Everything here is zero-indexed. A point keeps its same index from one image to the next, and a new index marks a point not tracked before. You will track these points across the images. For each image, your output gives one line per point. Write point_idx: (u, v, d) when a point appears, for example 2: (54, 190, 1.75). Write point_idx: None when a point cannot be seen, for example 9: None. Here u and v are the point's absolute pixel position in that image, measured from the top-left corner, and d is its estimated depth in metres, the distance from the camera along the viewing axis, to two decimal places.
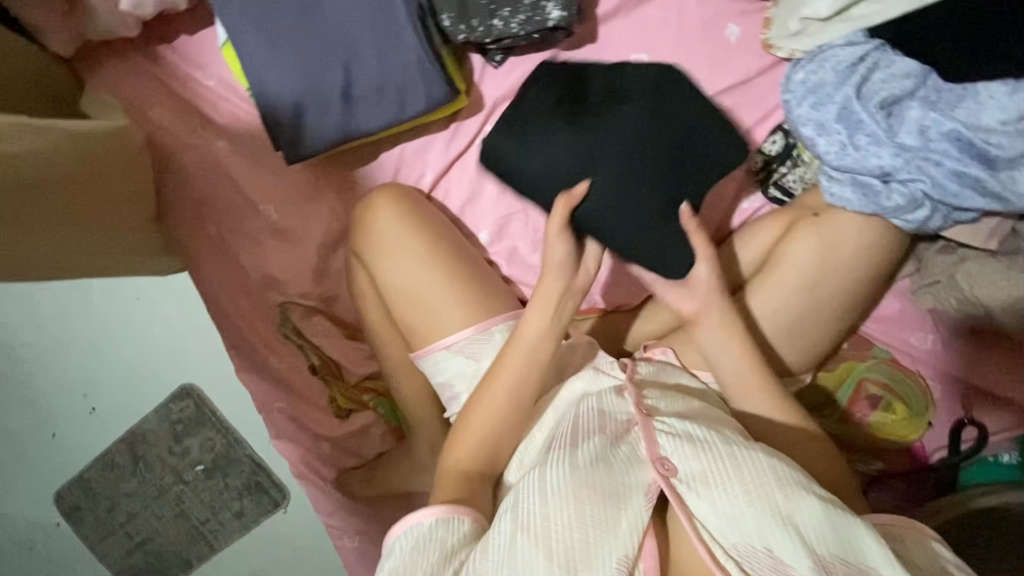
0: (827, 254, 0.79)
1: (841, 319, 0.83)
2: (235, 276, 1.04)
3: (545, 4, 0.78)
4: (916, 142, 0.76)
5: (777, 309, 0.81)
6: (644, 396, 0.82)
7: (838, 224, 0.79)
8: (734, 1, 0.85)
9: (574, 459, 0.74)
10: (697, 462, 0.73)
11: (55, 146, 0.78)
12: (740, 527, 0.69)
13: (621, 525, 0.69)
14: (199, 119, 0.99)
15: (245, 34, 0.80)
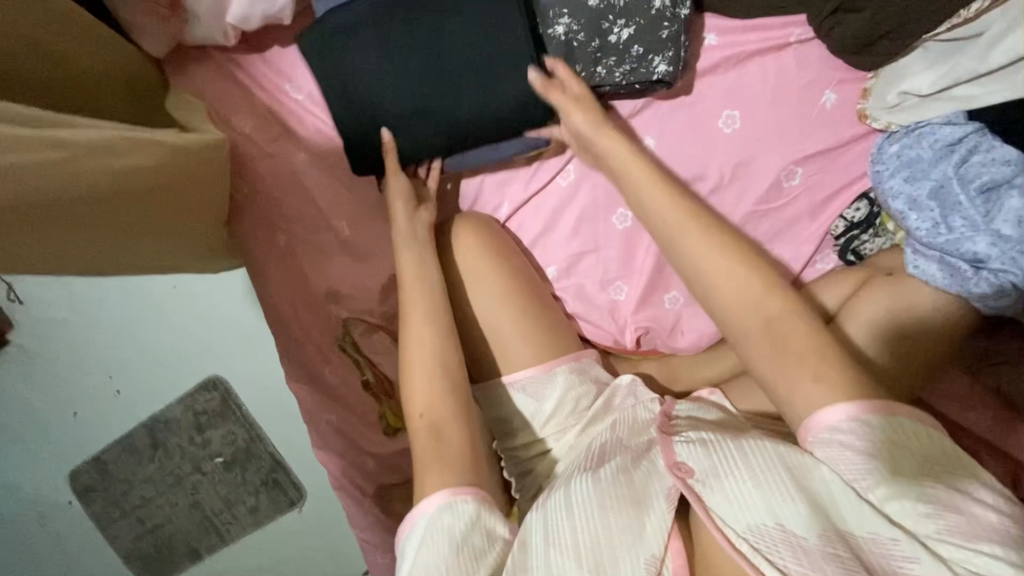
0: (904, 323, 0.78)
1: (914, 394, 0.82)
2: (298, 285, 1.03)
3: (651, 58, 0.79)
4: (1013, 231, 0.73)
5: None
6: (673, 423, 0.84)
7: (913, 291, 0.79)
8: (835, 68, 0.86)
9: (598, 476, 0.78)
10: (706, 457, 0.74)
11: (160, 163, 0.78)
12: (752, 512, 0.68)
13: (645, 533, 0.73)
14: (282, 129, 0.99)
15: (346, 57, 0.79)
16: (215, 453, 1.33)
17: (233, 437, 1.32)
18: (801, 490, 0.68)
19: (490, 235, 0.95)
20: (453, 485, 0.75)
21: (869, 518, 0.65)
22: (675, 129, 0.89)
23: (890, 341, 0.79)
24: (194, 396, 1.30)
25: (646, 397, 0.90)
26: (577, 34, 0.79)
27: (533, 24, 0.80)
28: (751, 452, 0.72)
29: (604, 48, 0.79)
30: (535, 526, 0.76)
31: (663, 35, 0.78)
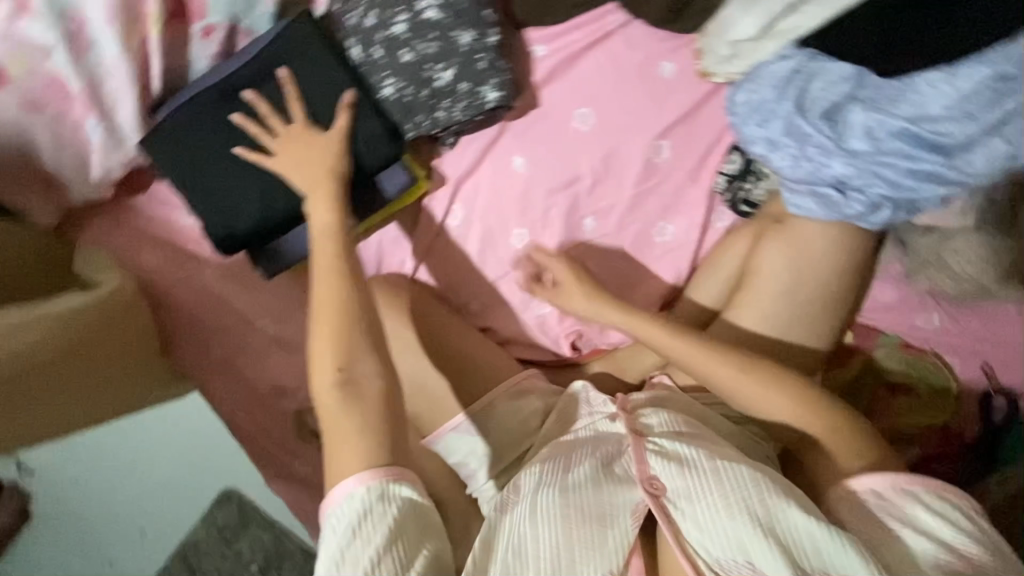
0: (798, 262, 0.81)
1: (830, 320, 0.84)
2: (246, 390, 1.07)
3: (481, 90, 0.81)
4: (865, 146, 0.75)
5: (764, 323, 0.83)
6: (637, 416, 0.87)
7: (802, 233, 0.80)
8: (663, 39, 0.86)
9: (564, 483, 0.79)
10: (681, 479, 0.77)
11: (58, 328, 0.86)
12: (721, 538, 0.73)
13: (606, 543, 0.74)
14: (184, 254, 1.03)
15: (210, 176, 0.84)
16: (250, 563, 1.29)
17: (260, 542, 1.28)
18: (769, 524, 0.71)
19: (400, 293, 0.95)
20: (374, 468, 0.69)
21: (826, 551, 0.69)
22: (536, 143, 0.92)
23: (790, 285, 0.82)
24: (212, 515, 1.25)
25: (596, 398, 0.91)
26: (406, 89, 0.81)
27: (363, 92, 0.82)
28: (726, 478, 0.76)
29: (435, 94, 0.82)
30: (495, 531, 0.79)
31: (480, 66, 0.80)
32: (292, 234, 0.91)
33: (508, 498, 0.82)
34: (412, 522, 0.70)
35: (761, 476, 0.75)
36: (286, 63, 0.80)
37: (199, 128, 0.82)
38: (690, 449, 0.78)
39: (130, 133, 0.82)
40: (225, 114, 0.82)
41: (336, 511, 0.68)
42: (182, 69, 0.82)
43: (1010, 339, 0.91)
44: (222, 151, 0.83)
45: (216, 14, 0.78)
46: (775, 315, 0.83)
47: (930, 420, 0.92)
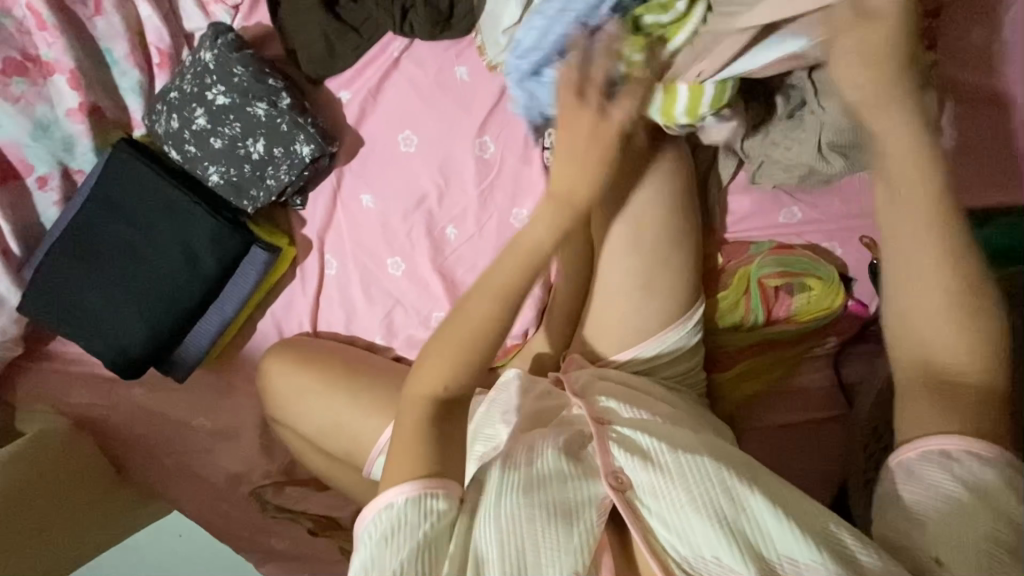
0: (628, 211, 0.84)
1: (684, 246, 0.86)
2: (205, 487, 1.12)
3: (295, 148, 0.86)
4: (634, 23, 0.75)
5: (623, 270, 0.86)
6: (596, 403, 0.83)
7: (619, 185, 0.84)
8: (447, 48, 0.92)
9: (528, 481, 0.74)
10: (644, 473, 0.73)
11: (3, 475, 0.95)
12: (687, 531, 0.69)
13: (572, 542, 0.69)
14: (108, 382, 1.09)
15: (87, 306, 0.90)
16: None
17: None
18: (736, 517, 0.68)
19: (294, 353, 0.99)
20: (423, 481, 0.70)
21: (790, 544, 0.65)
22: (376, 177, 0.97)
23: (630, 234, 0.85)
24: None
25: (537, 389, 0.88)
26: (229, 171, 0.88)
27: (194, 187, 0.89)
28: (691, 472, 0.72)
29: (258, 166, 0.88)
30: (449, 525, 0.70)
31: (285, 128, 0.86)
32: (187, 338, 0.94)
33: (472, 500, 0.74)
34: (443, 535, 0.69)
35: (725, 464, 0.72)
36: (116, 183, 0.87)
37: (63, 267, 0.89)
38: (651, 440, 0.75)
39: (8, 291, 0.90)
40: (83, 248, 0.89)
41: (369, 524, 0.71)
42: (36, 221, 0.90)
43: (874, 206, 0.91)
44: (91, 282, 0.89)
45: (44, 164, 0.87)
46: (633, 266, 0.85)
47: (828, 310, 0.93)
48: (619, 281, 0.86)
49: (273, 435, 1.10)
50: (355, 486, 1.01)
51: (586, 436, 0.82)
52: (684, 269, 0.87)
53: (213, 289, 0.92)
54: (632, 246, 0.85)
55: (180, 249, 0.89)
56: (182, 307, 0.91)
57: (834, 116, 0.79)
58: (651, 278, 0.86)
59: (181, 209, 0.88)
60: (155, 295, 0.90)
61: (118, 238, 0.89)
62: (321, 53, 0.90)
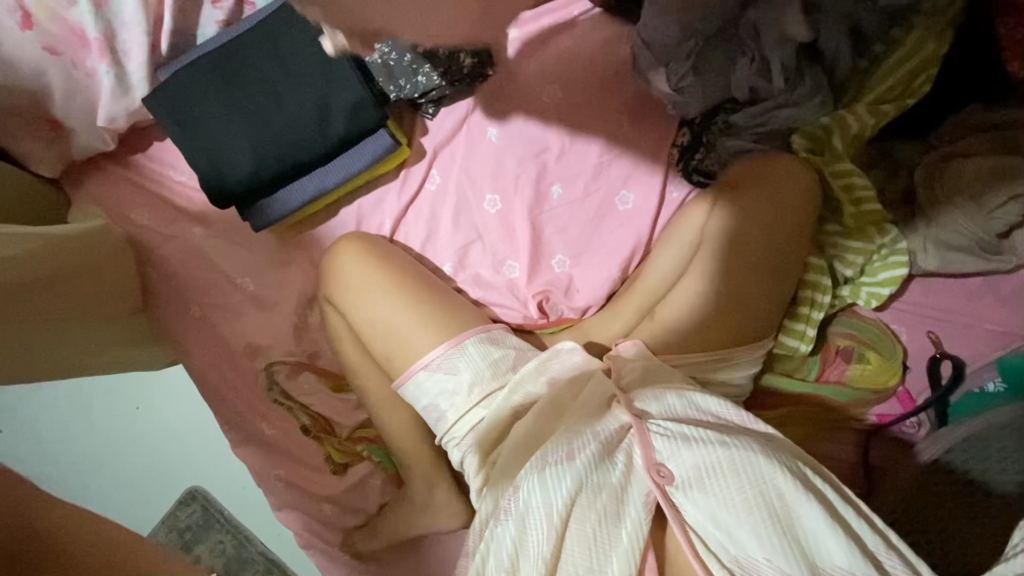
0: (749, 225, 0.89)
1: (783, 277, 0.90)
2: (222, 349, 1.09)
3: (459, 58, 0.95)
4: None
5: (720, 279, 0.90)
6: (633, 399, 0.86)
7: (749, 199, 0.89)
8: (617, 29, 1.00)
9: (574, 472, 0.78)
10: (693, 468, 0.77)
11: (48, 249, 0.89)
12: (734, 532, 0.73)
13: (620, 542, 0.74)
14: (173, 212, 1.08)
15: (208, 124, 0.90)
16: None
17: (220, 549, 1.23)
18: (787, 521, 0.71)
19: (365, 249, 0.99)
20: None
21: (842, 557, 0.69)
22: (509, 115, 1.01)
23: (745, 248, 0.89)
24: (173, 518, 1.24)
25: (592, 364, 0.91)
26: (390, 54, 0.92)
27: None
28: (743, 469, 0.75)
29: (417, 60, 0.93)
30: (509, 534, 0.76)
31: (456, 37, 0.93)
32: (279, 195, 0.96)
33: (509, 501, 0.79)
34: None
35: (779, 464, 0.75)
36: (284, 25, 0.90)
37: (199, 83, 0.90)
38: (694, 427, 0.78)
39: (138, 82, 0.91)
40: (223, 66, 0.90)
41: None
42: (192, 33, 0.93)
43: (950, 307, 0.97)
44: (215, 104, 0.90)
45: None
46: (737, 276, 0.90)
47: (880, 386, 0.96)
48: (713, 286, 0.91)
49: (309, 321, 1.09)
50: (375, 394, 1.01)
51: (625, 429, 0.83)
52: (773, 294, 0.90)
53: (329, 154, 0.94)
54: (744, 257, 0.89)
55: (313, 104, 0.91)
56: (295, 161, 0.93)
57: (938, 215, 0.88)
58: (743, 295, 0.90)
59: (332, 70, 0.90)
60: (273, 140, 0.91)
61: (260, 72, 0.91)
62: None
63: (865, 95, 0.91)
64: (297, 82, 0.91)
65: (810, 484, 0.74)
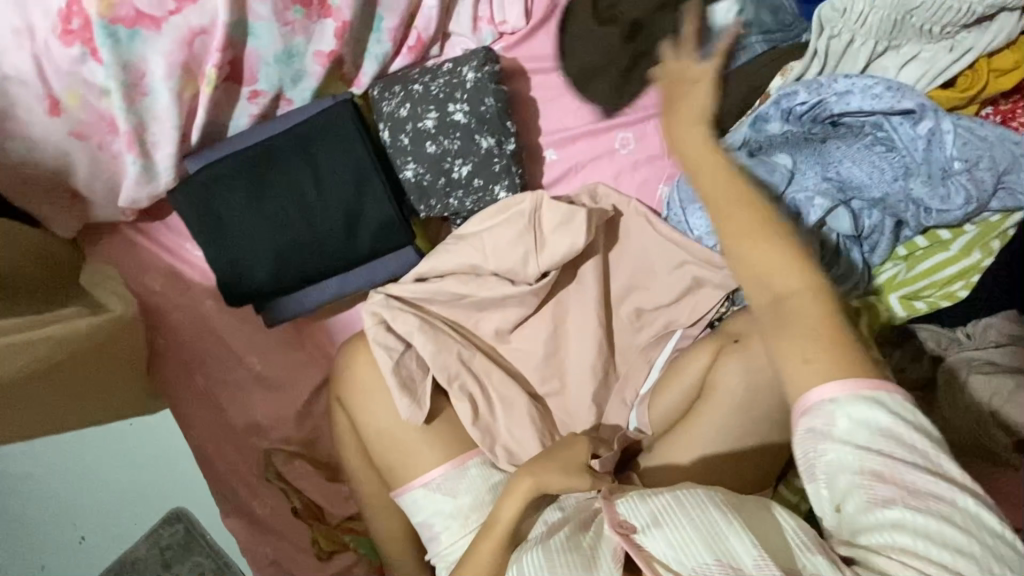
0: (751, 381, 0.85)
1: (784, 434, 0.86)
2: (221, 423, 1.09)
3: (493, 187, 0.89)
4: (877, 193, 0.85)
5: (718, 431, 0.85)
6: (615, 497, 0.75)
7: (754, 350, 0.85)
8: (662, 168, 0.98)
9: (547, 547, 0.72)
10: (644, 507, 0.70)
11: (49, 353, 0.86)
12: (693, 553, 0.64)
13: None
14: (188, 283, 1.07)
15: (232, 224, 0.88)
16: None
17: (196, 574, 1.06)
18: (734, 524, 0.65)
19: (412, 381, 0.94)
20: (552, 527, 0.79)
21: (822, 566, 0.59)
22: None
23: (745, 404, 0.85)
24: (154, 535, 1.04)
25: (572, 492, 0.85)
26: (425, 175, 0.88)
27: (386, 170, 0.89)
28: (688, 502, 0.68)
29: (451, 183, 0.89)
30: None
31: (495, 168, 0.87)
32: (292, 296, 0.94)
33: None
34: None
35: (717, 494, 0.68)
36: (320, 130, 0.87)
37: (227, 180, 0.88)
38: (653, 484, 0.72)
39: (164, 170, 0.88)
40: (252, 167, 0.88)
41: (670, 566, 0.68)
42: (225, 124, 0.90)
43: None
44: (240, 204, 0.88)
45: (266, 82, 0.86)
46: (734, 430, 0.86)
47: None
48: (707, 438, 0.86)
49: (312, 407, 1.09)
50: (371, 495, 1.01)
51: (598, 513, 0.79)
52: (766, 457, 0.87)
53: (349, 265, 0.92)
54: (741, 414, 0.85)
55: (336, 219, 0.88)
56: (311, 269, 0.91)
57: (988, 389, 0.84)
58: (742, 448, 0.86)
59: (363, 188, 0.88)
60: (293, 246, 0.89)
61: (289, 178, 0.88)
62: (608, 88, 0.93)
63: (893, 285, 0.90)
64: (324, 193, 0.88)
65: (746, 503, 0.68)
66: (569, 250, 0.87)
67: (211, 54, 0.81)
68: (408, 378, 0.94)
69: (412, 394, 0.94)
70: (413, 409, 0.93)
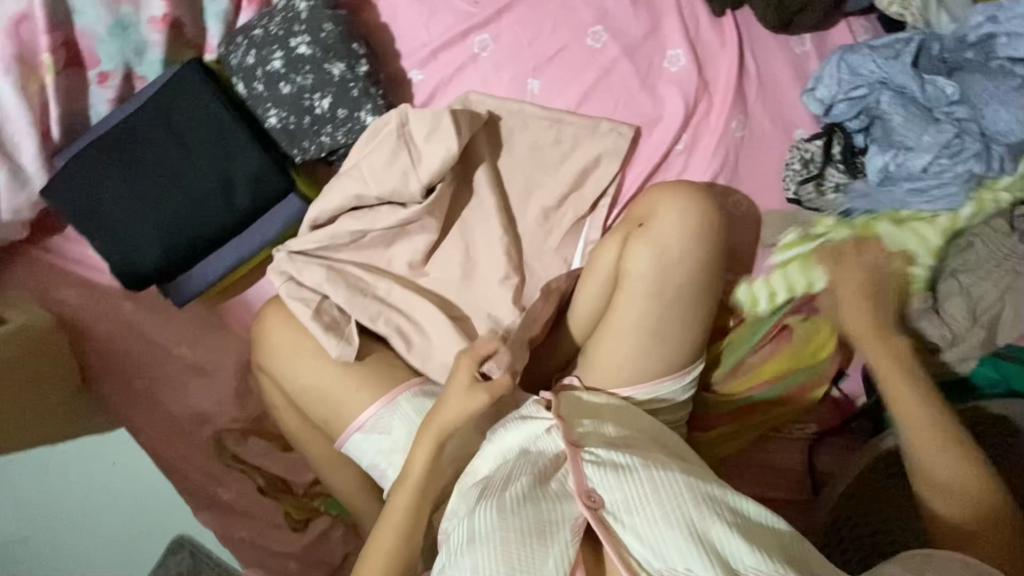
0: (660, 258, 0.85)
1: (703, 298, 0.87)
2: (167, 419, 1.09)
3: (358, 115, 0.89)
4: (926, 131, 0.85)
5: (639, 314, 0.86)
6: (583, 454, 0.78)
7: (660, 227, 0.85)
8: (526, 59, 0.94)
9: (503, 502, 0.74)
10: (620, 490, 0.74)
11: None
12: (663, 548, 0.70)
13: (548, 566, 0.69)
14: (101, 289, 1.07)
15: (111, 208, 0.88)
16: None
17: None
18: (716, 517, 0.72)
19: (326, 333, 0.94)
20: (513, 467, 0.80)
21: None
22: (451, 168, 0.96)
23: (659, 282, 0.85)
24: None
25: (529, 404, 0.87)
26: (289, 118, 0.89)
27: (250, 122, 0.90)
28: (663, 487, 0.74)
29: (317, 121, 0.89)
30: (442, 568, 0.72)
31: (354, 93, 0.88)
32: (191, 272, 0.93)
33: (450, 537, 0.76)
34: (540, 544, 0.70)
35: (695, 481, 0.75)
36: (176, 98, 0.88)
37: (96, 165, 0.88)
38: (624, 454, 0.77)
39: (34, 172, 0.89)
40: (116, 147, 0.88)
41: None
42: (84, 113, 0.90)
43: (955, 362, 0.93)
44: (114, 187, 0.88)
45: (110, 62, 0.87)
46: (652, 312, 0.86)
47: (816, 393, 0.97)
48: (632, 320, 0.87)
49: (251, 383, 1.10)
50: (321, 454, 1.00)
51: (561, 458, 0.81)
52: (691, 331, 0.88)
53: (240, 225, 0.92)
54: (657, 299, 0.85)
55: (212, 180, 0.89)
56: (202, 237, 0.90)
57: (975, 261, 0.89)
58: (664, 325, 0.87)
59: (233, 145, 0.89)
60: (177, 218, 0.89)
61: (157, 151, 0.88)
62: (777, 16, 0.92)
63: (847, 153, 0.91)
64: (195, 157, 0.88)
65: (717, 492, 0.75)
66: (444, 156, 0.87)
67: (40, 37, 0.82)
68: (332, 321, 0.92)
69: (339, 334, 0.92)
70: (342, 347, 0.91)
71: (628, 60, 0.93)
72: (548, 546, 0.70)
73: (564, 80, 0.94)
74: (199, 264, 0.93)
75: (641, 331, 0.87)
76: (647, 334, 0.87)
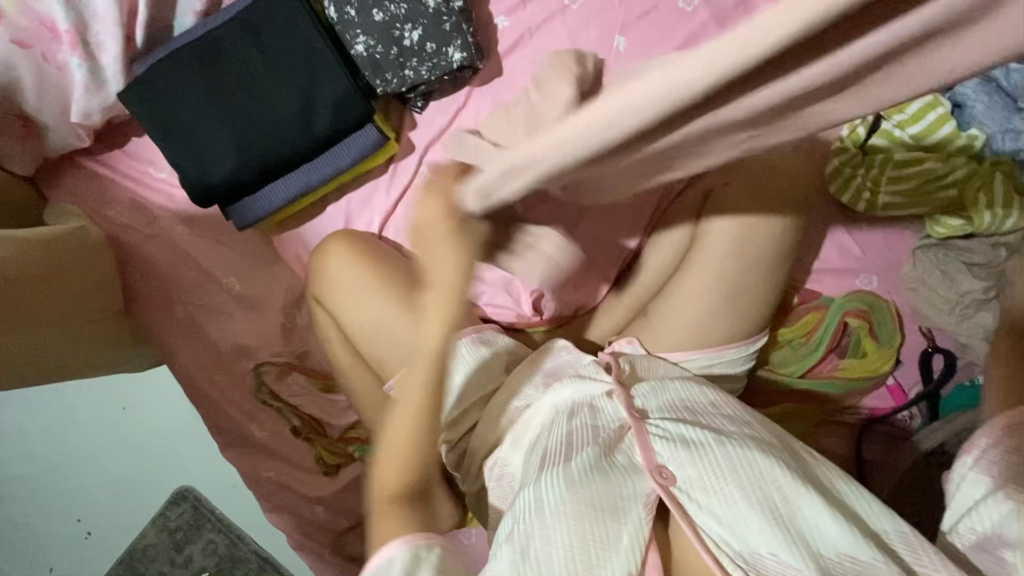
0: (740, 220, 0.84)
1: (776, 266, 0.86)
2: (206, 350, 1.06)
3: (446, 50, 0.88)
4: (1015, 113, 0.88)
5: (716, 274, 0.85)
6: (646, 425, 0.77)
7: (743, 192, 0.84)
8: (616, 16, 0.94)
9: (569, 475, 0.73)
10: (693, 467, 0.72)
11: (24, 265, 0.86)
12: (741, 528, 0.68)
13: (621, 541, 0.68)
14: (154, 210, 1.05)
15: (189, 119, 0.87)
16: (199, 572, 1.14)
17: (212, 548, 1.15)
18: (796, 497, 0.69)
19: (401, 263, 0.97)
20: (574, 437, 0.78)
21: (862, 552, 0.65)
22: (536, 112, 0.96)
23: (737, 244, 0.85)
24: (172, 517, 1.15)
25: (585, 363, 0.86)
26: (377, 47, 0.89)
27: (336, 47, 0.89)
28: (739, 464, 0.71)
29: (404, 53, 0.89)
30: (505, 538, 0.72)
31: (445, 27, 0.88)
32: (260, 194, 0.93)
33: (513, 506, 0.75)
34: (611, 520, 0.69)
35: (775, 459, 0.72)
36: (265, 14, 0.87)
37: (177, 73, 0.86)
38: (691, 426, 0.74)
39: (112, 76, 0.88)
40: (200, 58, 0.87)
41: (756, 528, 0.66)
42: (169, 22, 0.90)
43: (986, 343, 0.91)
44: (193, 98, 0.87)
45: None
46: (727, 273, 0.85)
47: (872, 373, 0.96)
48: (706, 280, 0.86)
49: (297, 321, 1.08)
50: (367, 394, 0.98)
51: (625, 429, 0.79)
52: (762, 297, 0.87)
53: (314, 151, 0.91)
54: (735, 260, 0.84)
55: (293, 100, 0.88)
56: (276, 158, 0.90)
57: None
58: (737, 289, 0.86)
59: (318, 67, 0.88)
60: (253, 135, 0.88)
61: (240, 66, 0.87)
62: None
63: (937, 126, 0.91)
64: (277, 75, 0.88)
65: (796, 470, 0.72)
66: None
67: None
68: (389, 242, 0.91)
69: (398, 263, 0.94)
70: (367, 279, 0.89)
71: (718, 26, 0.94)
72: (619, 523, 0.69)
73: (652, 39, 0.94)
74: (269, 188, 0.93)
75: (715, 292, 0.86)
76: (722, 294, 0.86)
